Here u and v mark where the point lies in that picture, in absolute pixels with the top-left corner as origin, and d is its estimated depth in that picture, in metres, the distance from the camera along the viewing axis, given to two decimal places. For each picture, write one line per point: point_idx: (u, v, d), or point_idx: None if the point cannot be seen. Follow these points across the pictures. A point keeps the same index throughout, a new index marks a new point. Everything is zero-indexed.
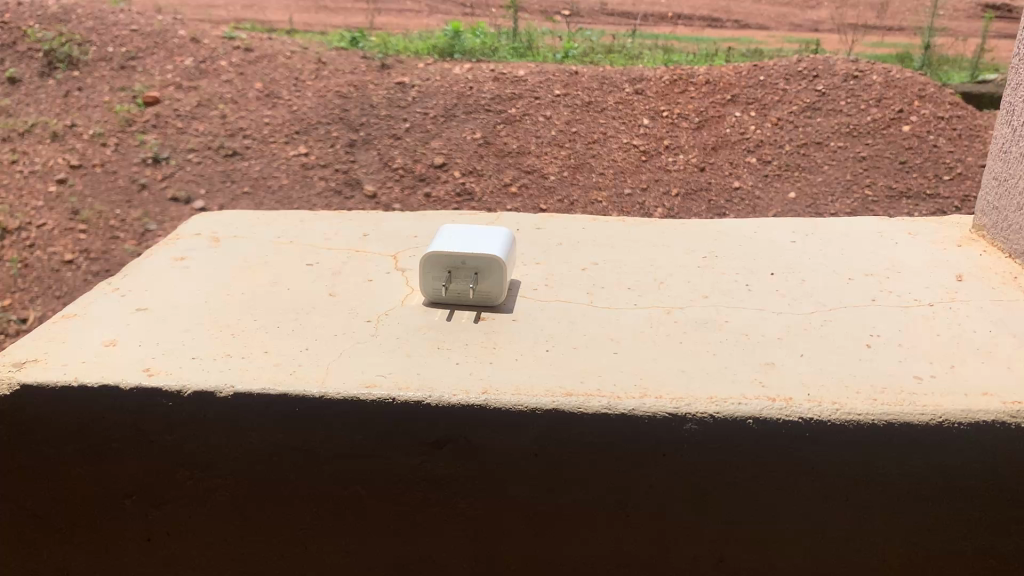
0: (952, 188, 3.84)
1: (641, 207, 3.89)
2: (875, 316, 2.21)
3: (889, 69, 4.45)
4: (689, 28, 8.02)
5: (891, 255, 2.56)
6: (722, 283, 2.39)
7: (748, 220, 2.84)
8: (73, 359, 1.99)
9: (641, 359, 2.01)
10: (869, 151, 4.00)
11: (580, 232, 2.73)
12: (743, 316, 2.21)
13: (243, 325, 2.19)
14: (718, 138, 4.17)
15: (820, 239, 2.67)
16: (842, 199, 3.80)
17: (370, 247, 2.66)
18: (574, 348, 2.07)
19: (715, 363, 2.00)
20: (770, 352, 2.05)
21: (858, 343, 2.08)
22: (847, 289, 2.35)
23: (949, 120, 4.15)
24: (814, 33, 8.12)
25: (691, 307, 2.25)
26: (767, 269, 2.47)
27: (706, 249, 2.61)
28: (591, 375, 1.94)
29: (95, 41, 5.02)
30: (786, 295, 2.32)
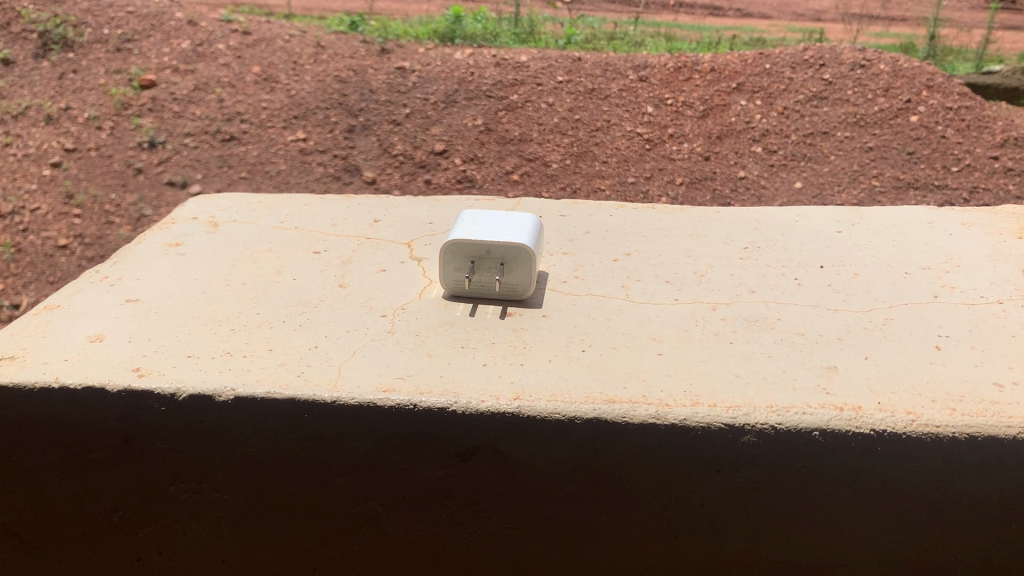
0: (960, 180, 3.79)
1: (645, 196, 3.83)
2: (937, 315, 2.20)
3: (896, 58, 4.39)
4: (691, 16, 7.94)
5: (945, 248, 2.58)
6: (768, 278, 2.40)
7: (790, 213, 2.85)
8: (54, 357, 1.94)
9: (689, 363, 1.98)
10: (876, 141, 3.94)
11: (609, 222, 2.76)
12: (793, 314, 2.20)
13: (245, 318, 2.14)
14: (723, 126, 4.11)
15: (869, 234, 2.68)
16: (849, 190, 3.74)
17: (381, 236, 2.64)
18: (616, 348, 2.04)
19: (774, 367, 1.97)
20: (830, 355, 2.02)
21: (927, 345, 2.07)
22: (904, 286, 2.36)
23: (957, 110, 4.09)
24: (816, 23, 8.04)
25: (738, 304, 2.25)
26: (814, 263, 2.49)
27: (745, 241, 2.63)
28: (634, 379, 1.90)
29: (91, 23, 4.94)
30: (839, 290, 2.33)
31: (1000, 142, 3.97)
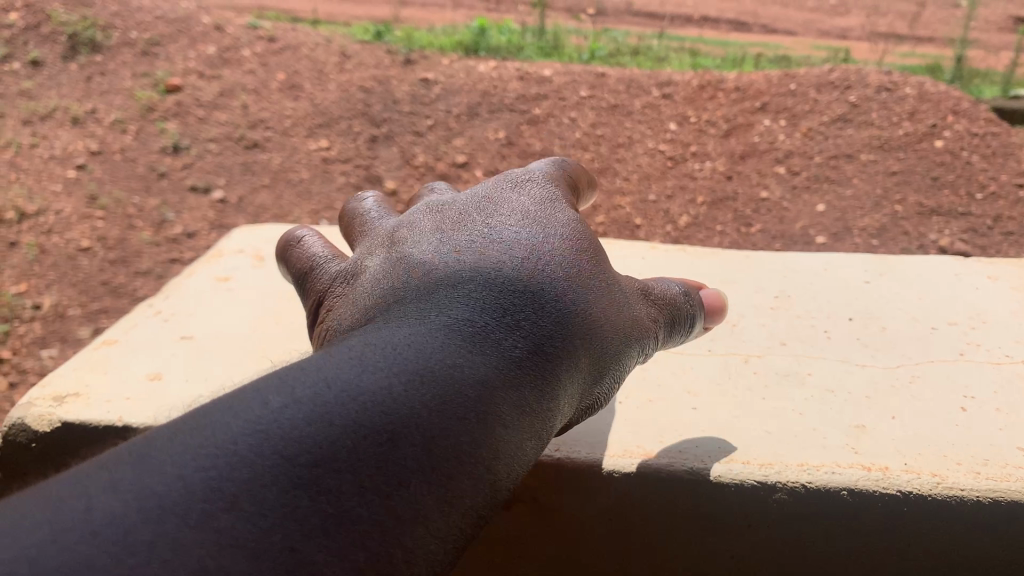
0: (986, 207, 3.74)
1: (666, 214, 3.84)
2: (966, 374, 2.21)
3: (922, 82, 4.37)
4: (716, 31, 7.93)
5: (973, 301, 2.57)
6: (798, 330, 2.41)
7: (817, 257, 2.83)
8: (117, 397, 2.08)
9: (722, 419, 2.03)
10: (900, 165, 3.91)
11: (643, 261, 2.76)
12: (824, 369, 2.23)
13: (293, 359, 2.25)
14: (747, 146, 4.10)
15: (896, 282, 2.67)
16: (871, 214, 3.72)
17: None
18: (650, 402, 2.09)
19: (803, 424, 2.01)
20: (858, 413, 2.06)
21: (954, 407, 2.08)
22: (930, 341, 2.36)
23: (983, 137, 4.05)
24: (842, 42, 8.01)
25: (769, 358, 2.28)
26: (843, 315, 2.49)
27: (777, 287, 2.65)
28: (670, 433, 1.97)
29: (119, 26, 4.99)
30: (867, 346, 2.34)
31: None
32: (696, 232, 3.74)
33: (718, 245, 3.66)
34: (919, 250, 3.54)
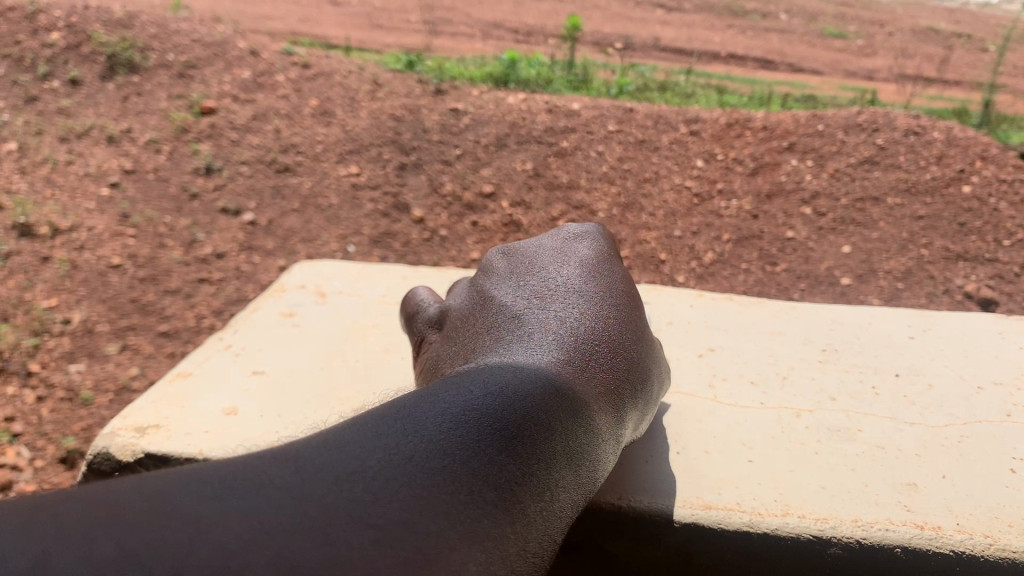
0: (1013, 254, 3.74)
1: (691, 250, 3.86)
2: (1014, 435, 2.19)
3: (950, 127, 4.39)
4: (743, 68, 7.99)
5: (1015, 360, 2.54)
6: (848, 384, 2.40)
7: (859, 310, 2.83)
8: (196, 429, 2.12)
9: (776, 472, 2.03)
10: (927, 210, 3.92)
11: (691, 310, 2.77)
12: (874, 425, 2.22)
13: (359, 394, 2.28)
14: (773, 185, 4.13)
15: (941, 337, 2.65)
16: (897, 257, 3.72)
17: None
18: (706, 453, 2.09)
19: (855, 481, 2.01)
20: (910, 471, 2.05)
21: (1002, 468, 2.06)
22: (977, 400, 2.34)
23: (1011, 184, 4.04)
24: (868, 82, 8.05)
25: (820, 412, 2.27)
26: (890, 370, 2.48)
27: (824, 339, 2.64)
28: (728, 485, 1.99)
29: (157, 48, 5.10)
30: (915, 402, 2.32)
31: None
32: (721, 269, 3.76)
33: (742, 282, 3.67)
34: (944, 296, 3.54)
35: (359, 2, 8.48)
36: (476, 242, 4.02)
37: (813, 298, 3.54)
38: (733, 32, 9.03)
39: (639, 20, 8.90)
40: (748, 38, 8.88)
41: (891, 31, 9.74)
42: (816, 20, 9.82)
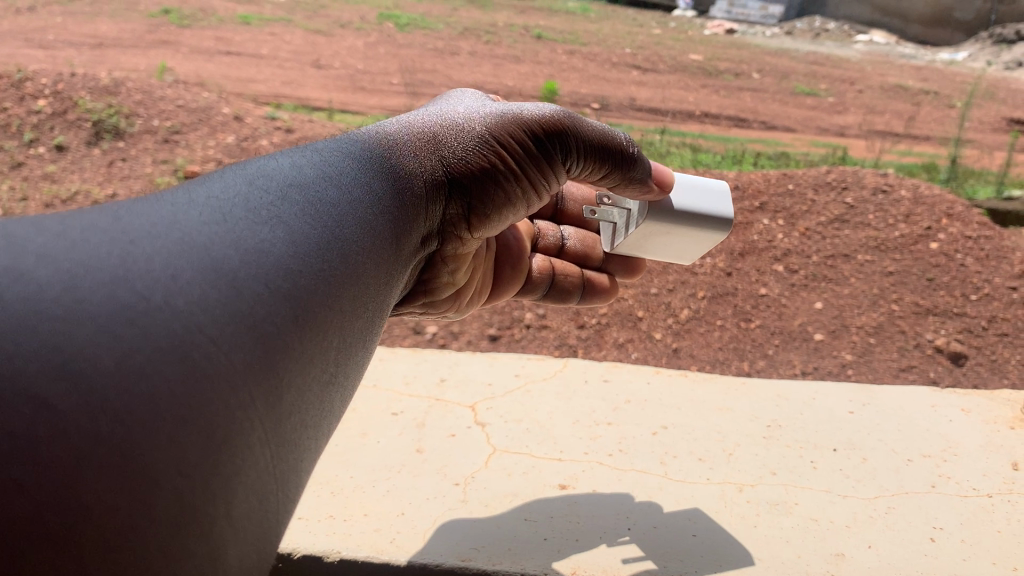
0: (980, 309, 3.86)
1: (667, 307, 3.87)
2: (938, 507, 2.32)
3: (917, 185, 4.54)
4: (717, 127, 8.19)
5: (945, 435, 2.67)
6: (789, 459, 2.49)
7: (805, 385, 2.95)
8: None
9: (717, 545, 2.14)
10: (896, 266, 4.04)
11: (647, 389, 2.83)
12: (810, 498, 2.33)
13: (343, 481, 2.35)
14: (746, 244, 4.19)
15: (876, 412, 2.78)
16: (869, 312, 3.83)
17: (448, 395, 2.77)
18: (656, 527, 2.20)
19: (789, 550, 2.13)
20: (838, 542, 2.17)
21: (923, 537, 2.20)
22: (905, 472, 2.47)
23: (976, 240, 4.18)
24: (840, 139, 8.27)
25: (761, 486, 2.37)
26: (828, 445, 2.57)
27: (769, 416, 2.73)
28: (673, 559, 2.10)
29: (142, 114, 5.21)
30: (849, 475, 2.44)
31: (1020, 273, 4.04)
32: (697, 325, 3.80)
33: (718, 339, 3.72)
34: (915, 350, 3.65)
35: (342, 64, 8.66)
36: None
37: (787, 354, 3.62)
38: (707, 91, 9.28)
39: (616, 81, 9.14)
40: (721, 97, 9.12)
41: (861, 89, 10.03)
42: (788, 79, 10.11)
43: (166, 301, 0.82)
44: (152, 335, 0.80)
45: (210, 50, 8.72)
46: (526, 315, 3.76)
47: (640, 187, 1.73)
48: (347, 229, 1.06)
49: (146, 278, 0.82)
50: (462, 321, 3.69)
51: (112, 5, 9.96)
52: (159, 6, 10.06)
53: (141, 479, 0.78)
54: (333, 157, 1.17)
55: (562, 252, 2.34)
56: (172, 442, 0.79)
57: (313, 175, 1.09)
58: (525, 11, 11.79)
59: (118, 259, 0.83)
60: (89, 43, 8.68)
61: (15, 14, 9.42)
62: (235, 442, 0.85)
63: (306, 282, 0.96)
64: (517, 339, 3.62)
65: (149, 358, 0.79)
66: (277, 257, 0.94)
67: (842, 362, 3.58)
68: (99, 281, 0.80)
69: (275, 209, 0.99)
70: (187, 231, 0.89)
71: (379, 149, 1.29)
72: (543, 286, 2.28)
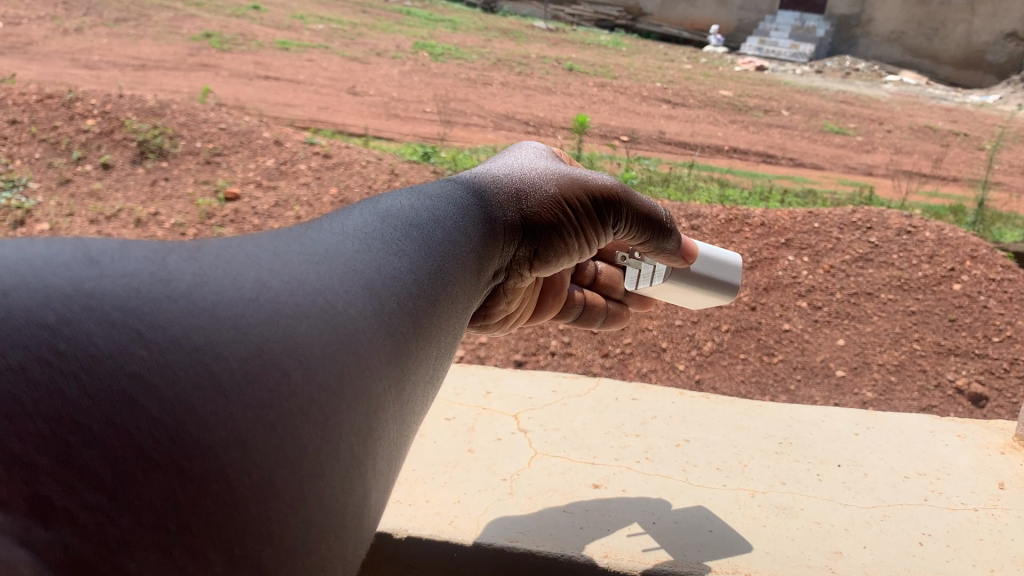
0: (1001, 351, 3.91)
1: (691, 339, 3.89)
2: (931, 517, 2.31)
3: (941, 227, 4.60)
4: (745, 163, 8.27)
5: (940, 456, 2.63)
6: (798, 471, 2.49)
7: (815, 407, 2.92)
8: None
9: (730, 539, 2.17)
10: (919, 305, 4.09)
11: (671, 406, 2.82)
12: (815, 505, 2.33)
13: (407, 470, 2.40)
14: (770, 279, 4.22)
15: (882, 436, 2.73)
16: (890, 350, 3.88)
17: (494, 404, 2.78)
18: (677, 523, 2.22)
19: (791, 545, 2.16)
20: (837, 540, 2.19)
21: (912, 540, 2.21)
22: (902, 486, 2.46)
23: (999, 282, 4.23)
24: (868, 178, 8.32)
25: (772, 492, 2.38)
26: (834, 461, 2.57)
27: (782, 433, 2.71)
28: (691, 549, 2.13)
29: (185, 136, 5.40)
30: (853, 487, 2.43)
31: None
32: (720, 358, 3.84)
33: (741, 372, 3.77)
34: (936, 390, 3.71)
35: (376, 92, 8.86)
36: None
37: (809, 390, 3.69)
38: (736, 127, 9.37)
39: (645, 114, 9.25)
40: (749, 133, 9.20)
41: (890, 129, 10.08)
42: (817, 117, 10.20)
43: (344, 309, 0.74)
44: (336, 339, 0.72)
45: (249, 74, 8.95)
46: (552, 342, 3.82)
47: (670, 256, 1.56)
48: (460, 269, 0.93)
49: (331, 292, 0.75)
50: (489, 346, 3.78)
51: (156, 27, 10.25)
52: (201, 30, 10.34)
53: (325, 489, 0.69)
54: (439, 186, 1.02)
55: (594, 282, 2.05)
56: (345, 458, 0.70)
57: (429, 201, 0.95)
58: (557, 44, 11.98)
59: (309, 273, 0.75)
60: (132, 64, 8.94)
61: (63, 34, 9.72)
62: (381, 469, 0.76)
63: (431, 319, 0.84)
64: (543, 366, 3.70)
65: (338, 365, 0.71)
66: (412, 285, 0.82)
67: (862, 399, 3.64)
68: (282, 283, 0.73)
69: (402, 234, 0.86)
70: (350, 256, 0.79)
71: (475, 181, 1.12)
72: (573, 311, 1.98)
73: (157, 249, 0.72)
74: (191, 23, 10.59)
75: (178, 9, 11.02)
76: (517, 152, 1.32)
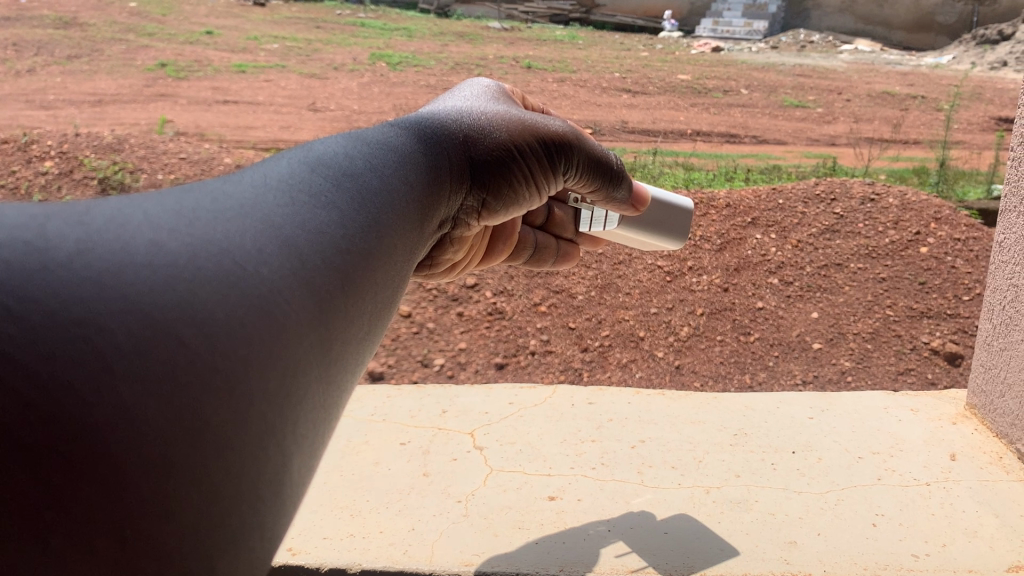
0: (972, 309, 3.95)
1: (667, 325, 3.90)
2: (883, 497, 2.34)
3: (903, 192, 4.66)
4: (709, 144, 8.30)
5: (893, 433, 2.67)
6: (751, 462, 2.49)
7: (768, 394, 2.92)
8: None
9: (686, 538, 2.16)
10: (888, 272, 4.13)
11: (627, 408, 2.81)
12: (769, 496, 2.33)
13: (360, 503, 2.34)
14: (740, 259, 4.23)
15: (836, 417, 2.75)
16: (864, 319, 3.90)
17: (449, 424, 2.73)
18: (632, 527, 2.20)
19: (746, 540, 2.16)
20: (790, 530, 2.20)
21: (865, 522, 2.23)
22: (854, 467, 2.47)
23: (964, 242, 4.29)
24: (831, 148, 8.38)
25: (726, 487, 2.37)
26: (787, 447, 2.58)
27: (736, 424, 2.71)
28: (648, 551, 2.11)
29: (145, 169, 5.32)
30: (806, 474, 2.44)
31: None
32: (698, 341, 3.83)
33: (720, 353, 3.76)
34: (912, 353, 3.74)
35: (337, 106, 8.83)
36: (462, 332, 3.87)
37: (787, 364, 3.69)
38: (697, 110, 9.42)
39: (606, 106, 9.27)
40: (711, 114, 9.26)
41: (849, 98, 10.16)
42: (776, 92, 10.27)
43: (256, 270, 0.57)
44: (244, 303, 0.56)
45: (207, 100, 8.87)
46: (530, 341, 3.82)
47: (621, 205, 1.42)
48: (401, 218, 0.75)
49: (239, 249, 0.58)
50: (468, 351, 3.76)
51: (109, 61, 10.16)
52: (155, 60, 10.26)
53: (237, 458, 0.53)
54: (376, 133, 0.82)
55: (549, 217, 1.73)
56: (257, 427, 0.55)
57: (364, 150, 0.77)
58: (514, 42, 11.99)
59: (218, 231, 0.58)
60: (89, 100, 8.84)
61: (15, 76, 9.58)
62: (311, 433, 0.60)
63: (365, 279, 0.67)
64: (524, 366, 3.69)
65: (247, 329, 0.55)
66: (343, 239, 0.66)
67: (841, 369, 3.66)
68: (183, 244, 0.56)
69: (332, 188, 0.69)
70: (263, 209, 0.62)
71: (418, 122, 0.91)
72: (525, 253, 1.75)
73: (36, 212, 0.55)
74: (145, 54, 10.50)
75: (131, 41, 10.93)
76: (463, 95, 1.12)
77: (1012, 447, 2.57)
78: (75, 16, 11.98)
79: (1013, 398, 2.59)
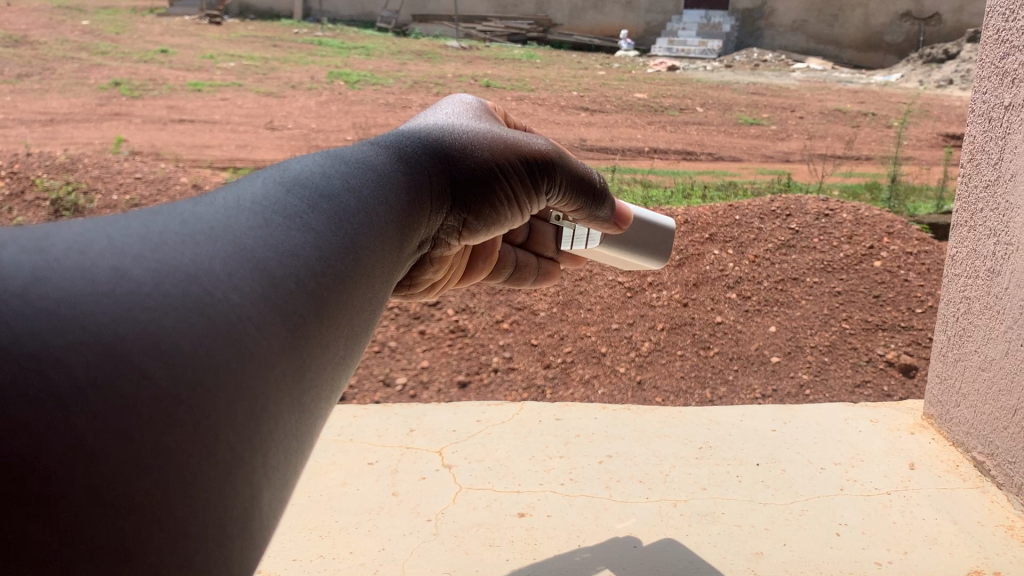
0: (925, 321, 4.04)
1: (629, 341, 3.92)
2: (848, 507, 2.37)
3: (857, 207, 4.76)
4: (666, 161, 8.39)
5: (855, 443, 2.71)
6: (716, 474, 2.52)
7: (733, 407, 2.95)
8: None
9: (653, 552, 2.18)
10: (844, 286, 4.21)
11: (594, 423, 2.82)
12: (733, 507, 2.36)
13: (329, 524, 2.31)
14: (699, 275, 4.28)
15: (799, 429, 2.79)
16: (821, 332, 3.95)
17: (417, 442, 2.72)
18: (600, 543, 2.22)
19: (714, 552, 2.18)
20: (755, 541, 2.22)
21: (829, 531, 2.26)
22: (817, 478, 2.51)
23: (916, 256, 4.41)
24: (785, 165, 8.53)
25: (693, 500, 2.39)
26: (751, 460, 2.60)
27: (702, 438, 2.73)
28: (615, 565, 2.12)
29: (100, 189, 5.24)
30: (768, 485, 2.47)
31: None
32: (659, 356, 3.85)
33: (681, 368, 3.79)
34: (868, 365, 3.81)
35: (295, 125, 8.79)
36: (425, 350, 3.85)
37: (747, 378, 3.73)
38: (654, 128, 9.54)
39: (565, 124, 9.35)
40: (667, 132, 9.38)
41: (802, 115, 10.37)
42: (731, 110, 10.44)
43: (225, 295, 0.57)
44: (211, 330, 0.55)
45: (162, 119, 8.77)
46: (493, 359, 3.82)
47: (602, 223, 1.42)
48: (378, 240, 0.74)
49: (210, 274, 0.57)
50: (431, 369, 3.75)
51: (61, 80, 10.00)
52: (109, 79, 10.14)
53: (202, 493, 0.53)
54: (353, 152, 0.83)
55: (530, 236, 1.76)
56: (224, 461, 0.54)
57: (341, 169, 0.77)
58: (472, 61, 12.05)
59: (187, 254, 0.58)
60: (39, 120, 8.69)
61: None
62: (282, 466, 0.60)
63: (340, 304, 0.67)
64: (486, 384, 3.68)
65: (214, 358, 0.55)
66: (319, 261, 0.65)
67: (799, 381, 3.70)
68: (148, 270, 0.55)
69: (307, 209, 0.69)
70: (234, 234, 0.62)
71: (399, 142, 0.92)
72: (505, 271, 1.76)
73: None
74: (98, 73, 10.37)
75: (83, 60, 10.79)
76: (443, 112, 1.12)
77: (967, 455, 2.63)
78: (25, 33, 11.79)
79: (968, 408, 2.64)
